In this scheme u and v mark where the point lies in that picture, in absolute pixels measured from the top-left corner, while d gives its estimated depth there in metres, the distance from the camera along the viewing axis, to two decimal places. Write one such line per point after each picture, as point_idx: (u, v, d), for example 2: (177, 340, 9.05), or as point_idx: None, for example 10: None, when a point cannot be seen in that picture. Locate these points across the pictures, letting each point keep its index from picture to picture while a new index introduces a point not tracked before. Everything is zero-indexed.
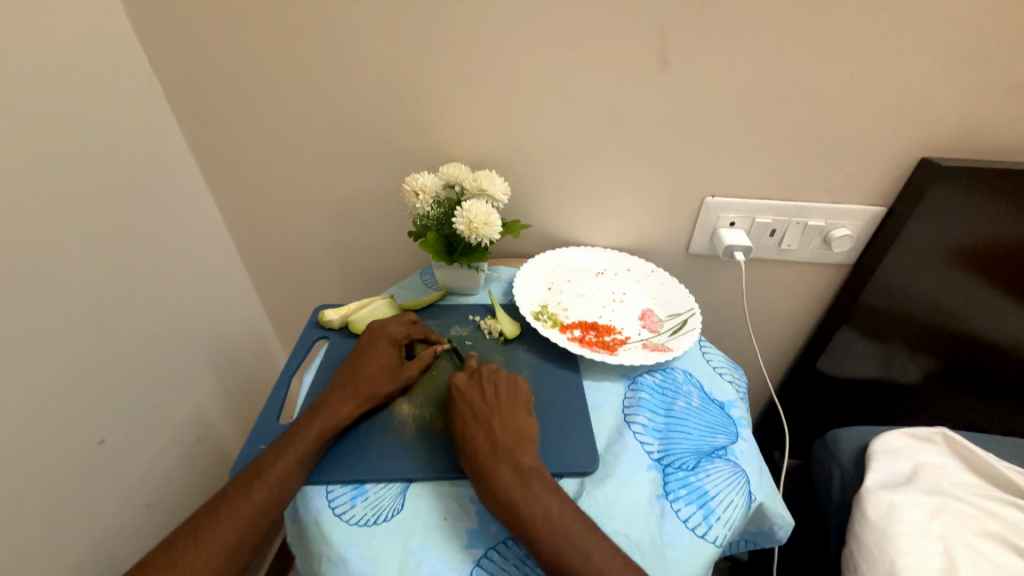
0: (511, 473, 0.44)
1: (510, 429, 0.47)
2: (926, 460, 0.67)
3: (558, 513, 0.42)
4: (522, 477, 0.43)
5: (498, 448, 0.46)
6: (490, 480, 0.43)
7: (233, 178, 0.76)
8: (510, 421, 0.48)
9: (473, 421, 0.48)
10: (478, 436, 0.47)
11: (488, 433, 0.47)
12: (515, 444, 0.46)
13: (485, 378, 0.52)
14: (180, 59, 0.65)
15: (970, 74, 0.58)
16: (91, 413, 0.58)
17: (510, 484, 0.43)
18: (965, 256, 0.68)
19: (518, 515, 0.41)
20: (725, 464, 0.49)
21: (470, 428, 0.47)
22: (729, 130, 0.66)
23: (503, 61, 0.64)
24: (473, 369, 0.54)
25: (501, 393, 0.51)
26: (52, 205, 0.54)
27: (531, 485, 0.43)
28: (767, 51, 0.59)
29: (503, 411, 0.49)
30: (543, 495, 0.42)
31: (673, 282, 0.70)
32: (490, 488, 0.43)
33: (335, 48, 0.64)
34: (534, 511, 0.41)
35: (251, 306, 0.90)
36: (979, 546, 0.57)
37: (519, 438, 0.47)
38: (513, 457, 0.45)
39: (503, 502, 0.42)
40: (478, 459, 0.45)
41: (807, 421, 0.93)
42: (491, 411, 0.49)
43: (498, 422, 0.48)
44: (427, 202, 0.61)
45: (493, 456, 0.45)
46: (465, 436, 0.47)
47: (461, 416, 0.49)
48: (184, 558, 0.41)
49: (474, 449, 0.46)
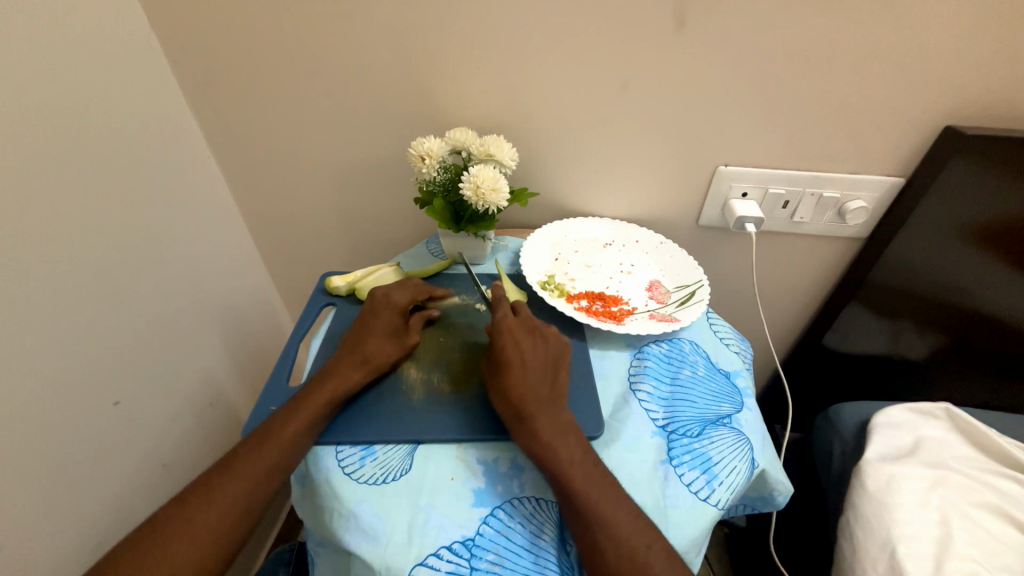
0: (550, 423, 0.45)
1: (550, 382, 0.49)
2: (928, 434, 0.68)
3: (590, 462, 0.43)
4: (558, 427, 0.45)
5: (542, 396, 0.47)
6: (532, 428, 0.44)
7: (238, 143, 0.75)
8: (551, 374, 0.49)
9: (520, 367, 0.48)
10: (526, 382, 0.47)
11: (533, 383, 0.48)
12: (556, 397, 0.47)
13: (531, 330, 0.52)
14: (178, 16, 0.63)
15: (1006, 37, 0.55)
16: (105, 377, 0.60)
17: (550, 430, 0.45)
18: (982, 231, 0.66)
19: (556, 459, 0.43)
20: (730, 432, 0.50)
21: (517, 373, 0.48)
22: (747, 97, 0.63)
23: (513, 20, 0.61)
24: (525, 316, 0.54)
25: (546, 348, 0.51)
26: (58, 169, 0.53)
27: (568, 435, 0.45)
28: (792, 12, 0.57)
29: (544, 365, 0.50)
30: (576, 446, 0.44)
31: (682, 253, 0.69)
32: (531, 434, 0.44)
33: (339, 4, 0.61)
34: (570, 458, 0.43)
35: (258, 275, 0.91)
36: (975, 516, 0.58)
37: (557, 392, 0.48)
38: (554, 408, 0.46)
39: (541, 447, 0.44)
40: (522, 407, 0.46)
41: (810, 396, 0.94)
42: (536, 362, 0.49)
43: (543, 373, 0.49)
44: (433, 167, 0.60)
45: (538, 402, 0.46)
46: (512, 379, 0.47)
47: (508, 360, 0.48)
48: (200, 512, 0.42)
49: (520, 393, 0.46)
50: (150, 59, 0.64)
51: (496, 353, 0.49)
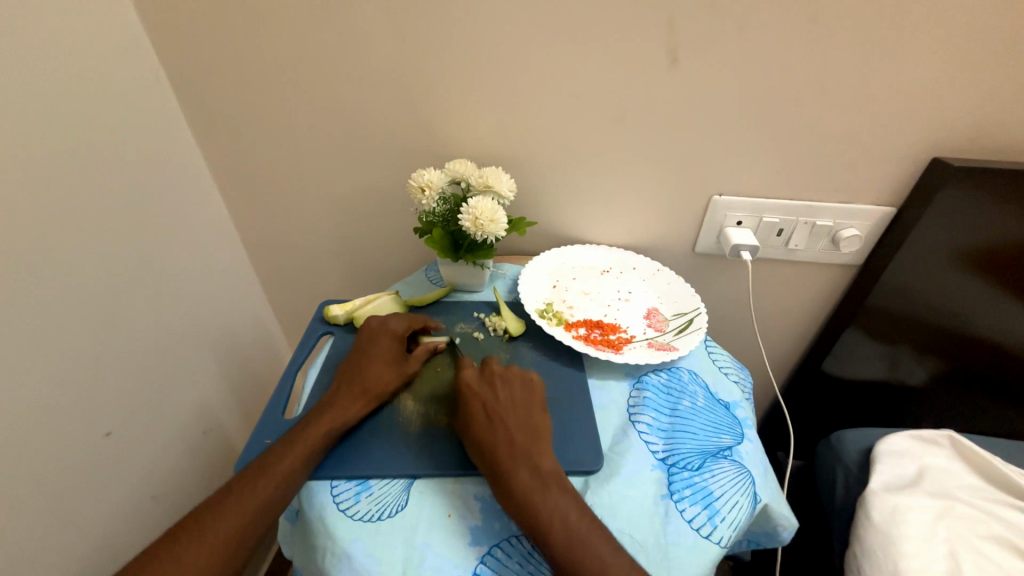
0: (528, 474, 0.44)
1: (525, 430, 0.47)
2: (931, 463, 0.67)
3: (573, 512, 0.42)
4: (537, 478, 0.44)
5: (515, 447, 0.46)
6: (508, 484, 0.43)
7: (240, 174, 0.76)
8: (523, 420, 0.48)
9: (488, 421, 0.47)
10: (496, 436, 0.46)
11: (505, 433, 0.46)
12: (531, 445, 0.46)
13: (498, 377, 0.51)
14: (186, 54, 0.65)
15: (983, 72, 0.58)
16: (98, 405, 0.59)
17: (527, 483, 0.43)
18: (974, 258, 0.67)
19: (536, 515, 0.42)
20: (731, 465, 0.49)
21: (485, 428, 0.47)
22: (736, 130, 0.65)
23: (509, 58, 0.63)
24: (485, 365, 0.53)
25: (517, 393, 0.50)
26: (59, 198, 0.54)
27: (548, 484, 0.43)
28: (776, 51, 0.59)
29: (518, 412, 0.49)
30: (558, 496, 0.43)
31: (679, 281, 0.70)
32: (507, 492, 0.43)
33: (341, 42, 0.63)
34: (550, 513, 0.42)
35: (257, 302, 0.91)
36: (984, 549, 0.56)
37: (533, 439, 0.47)
38: (530, 456, 0.45)
39: (520, 505, 0.42)
40: (495, 464, 0.45)
41: (812, 423, 0.93)
42: (506, 410, 0.48)
43: (514, 422, 0.48)
44: (433, 198, 0.61)
45: (512, 456, 0.45)
46: (481, 435, 0.46)
47: (476, 417, 0.48)
48: (190, 550, 0.41)
49: (491, 449, 0.45)
50: (156, 93, 0.66)
51: (465, 410, 0.49)
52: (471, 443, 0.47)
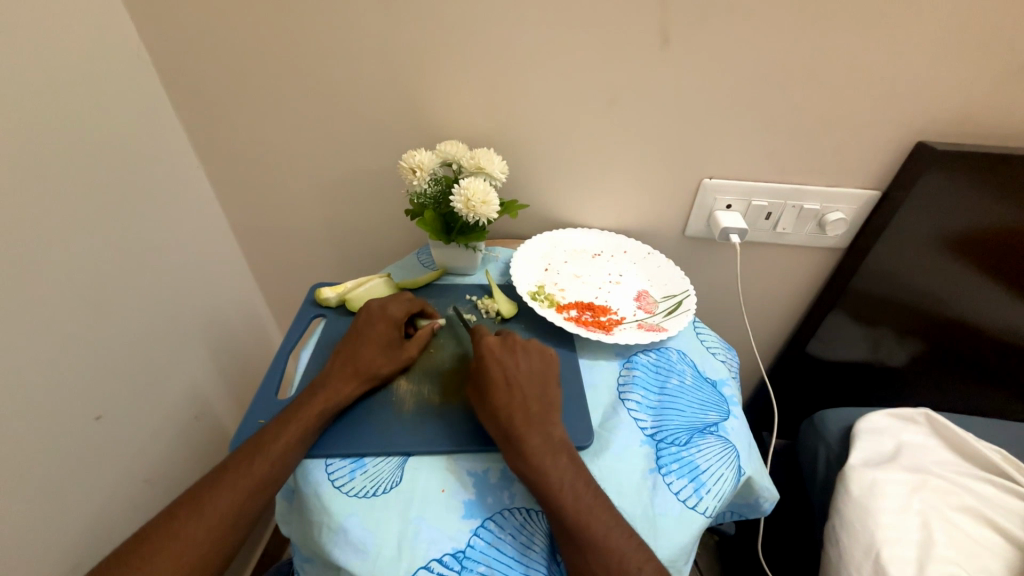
0: (541, 440, 0.45)
1: (539, 399, 0.48)
2: (909, 439, 0.69)
3: (580, 480, 0.43)
4: (549, 445, 0.45)
5: (530, 416, 0.47)
6: (522, 446, 0.44)
7: (227, 156, 0.75)
8: (540, 392, 0.49)
9: (507, 388, 0.48)
10: (513, 402, 0.47)
11: (521, 400, 0.47)
12: (545, 415, 0.47)
13: (518, 348, 0.52)
14: (168, 30, 0.63)
15: (970, 57, 0.58)
16: (88, 389, 0.59)
17: (540, 451, 0.44)
18: (954, 241, 0.69)
19: (547, 481, 0.43)
20: (717, 440, 0.50)
21: (503, 393, 0.48)
22: (728, 114, 0.66)
23: (501, 37, 0.62)
24: (504, 335, 0.54)
25: (534, 365, 0.51)
26: (41, 178, 0.52)
27: (558, 454, 0.45)
28: (769, 34, 0.59)
29: (534, 382, 0.50)
30: (567, 464, 0.44)
31: (669, 264, 0.71)
32: (520, 453, 0.44)
33: (329, 19, 0.62)
34: (560, 477, 0.43)
35: (246, 286, 0.90)
36: (955, 519, 0.59)
37: (547, 409, 0.48)
38: (544, 426, 0.46)
39: (531, 466, 0.43)
40: (512, 425, 0.46)
41: (795, 403, 0.95)
42: (523, 380, 0.49)
43: (532, 392, 0.49)
44: (424, 179, 0.60)
45: (527, 422, 0.46)
46: (499, 399, 0.47)
47: (495, 381, 0.49)
48: (188, 525, 0.42)
49: (508, 413, 0.46)
50: (139, 71, 0.64)
51: (482, 375, 0.49)
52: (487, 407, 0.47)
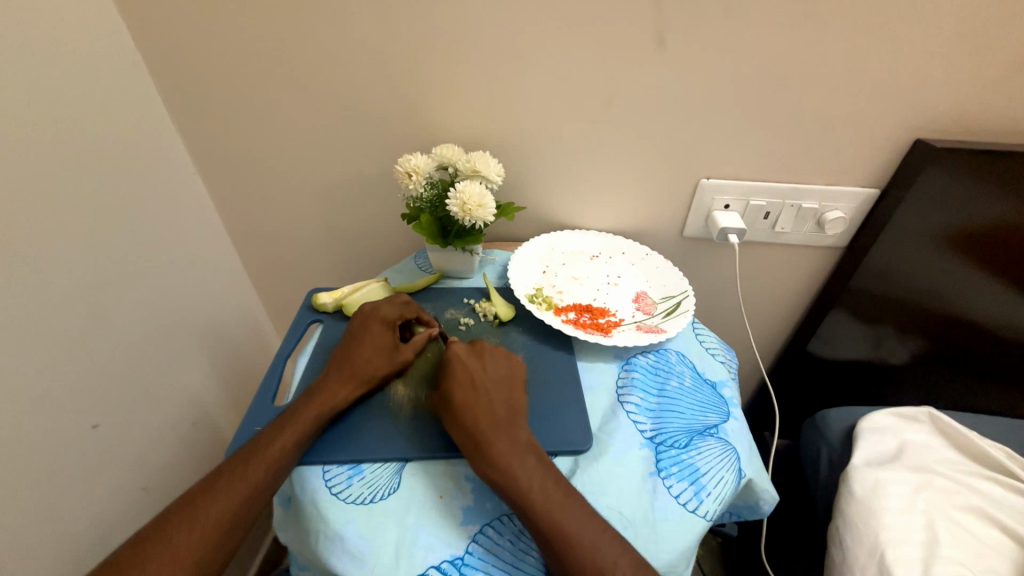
0: (506, 442, 0.45)
1: (504, 402, 0.49)
2: (912, 438, 0.69)
3: (549, 481, 0.43)
4: (515, 447, 0.45)
5: (495, 418, 0.47)
6: (485, 448, 0.44)
7: (224, 162, 0.75)
8: (506, 396, 0.49)
9: (471, 391, 0.48)
10: (477, 404, 0.47)
11: (487, 403, 0.48)
12: (511, 418, 0.47)
13: (483, 355, 0.52)
14: (163, 37, 0.63)
15: (968, 54, 0.58)
16: (86, 398, 0.58)
17: (508, 453, 0.44)
18: (954, 239, 0.68)
19: (512, 481, 0.42)
20: (717, 443, 0.50)
21: (468, 396, 0.48)
22: (724, 113, 0.65)
23: (496, 39, 0.62)
24: (471, 343, 0.54)
25: (501, 370, 0.52)
26: (35, 187, 0.52)
27: (527, 457, 0.44)
28: (764, 33, 0.59)
29: (499, 386, 0.50)
30: (535, 466, 0.44)
31: (667, 265, 0.70)
32: (484, 455, 0.44)
33: (324, 25, 0.62)
34: (526, 478, 0.43)
35: (244, 291, 0.90)
36: (959, 519, 0.59)
37: (512, 412, 0.48)
38: (512, 429, 0.46)
39: (495, 467, 0.43)
40: (475, 428, 0.46)
41: (798, 403, 0.95)
42: (491, 383, 0.50)
43: (498, 395, 0.49)
44: (420, 183, 0.60)
45: (491, 424, 0.46)
46: (464, 401, 0.48)
47: (460, 384, 0.49)
48: (182, 533, 0.41)
49: (472, 416, 0.46)
50: (134, 79, 0.64)
51: (447, 379, 0.50)
52: (453, 411, 0.48)
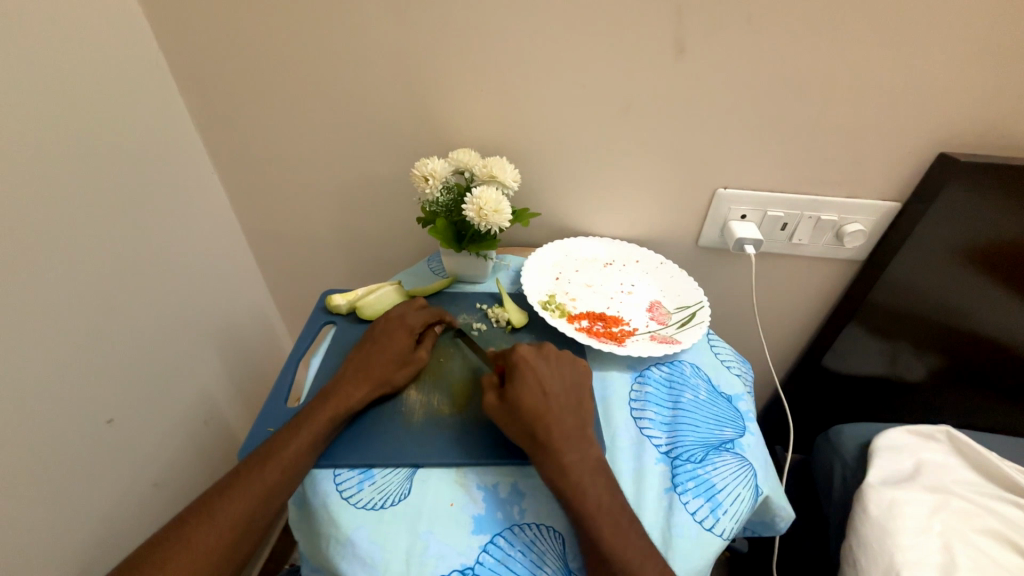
0: (577, 456, 0.45)
1: (574, 412, 0.48)
2: (929, 458, 0.67)
3: (616, 503, 0.43)
4: (583, 462, 0.44)
5: (567, 428, 0.46)
6: (558, 462, 0.44)
7: (240, 163, 0.76)
8: (574, 404, 0.49)
9: (544, 397, 0.48)
10: (550, 413, 0.47)
11: (558, 413, 0.47)
12: (580, 429, 0.47)
13: (553, 357, 0.52)
14: (186, 41, 0.65)
15: (995, 68, 0.57)
16: (101, 394, 0.59)
17: (577, 467, 0.44)
18: (976, 255, 0.67)
19: (583, 498, 0.42)
20: (733, 458, 0.49)
21: (541, 403, 0.47)
22: (741, 124, 0.65)
23: (513, 46, 0.62)
24: (539, 345, 0.53)
25: (568, 377, 0.51)
26: (55, 185, 0.53)
27: (595, 474, 0.44)
28: (783, 44, 0.58)
29: (568, 395, 0.49)
30: (604, 485, 0.44)
31: (682, 274, 0.70)
32: (557, 468, 0.44)
33: (343, 30, 0.62)
34: (597, 498, 0.43)
35: (257, 289, 0.90)
36: (978, 543, 0.57)
37: (580, 424, 0.47)
38: (580, 442, 0.46)
39: (567, 483, 0.43)
40: (548, 438, 0.45)
41: (811, 416, 0.93)
42: (559, 390, 0.49)
43: (567, 403, 0.48)
44: (436, 187, 0.60)
45: (564, 436, 0.46)
46: (535, 408, 0.47)
47: (530, 390, 0.48)
48: (198, 533, 0.41)
49: (546, 426, 0.46)
50: (156, 80, 0.65)
51: (516, 382, 0.48)
52: (522, 415, 0.46)
